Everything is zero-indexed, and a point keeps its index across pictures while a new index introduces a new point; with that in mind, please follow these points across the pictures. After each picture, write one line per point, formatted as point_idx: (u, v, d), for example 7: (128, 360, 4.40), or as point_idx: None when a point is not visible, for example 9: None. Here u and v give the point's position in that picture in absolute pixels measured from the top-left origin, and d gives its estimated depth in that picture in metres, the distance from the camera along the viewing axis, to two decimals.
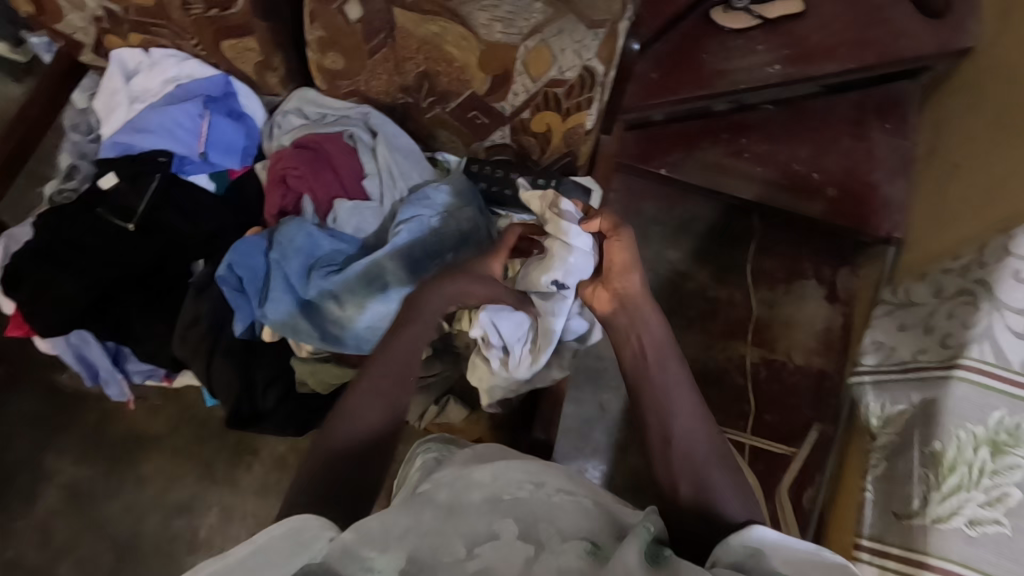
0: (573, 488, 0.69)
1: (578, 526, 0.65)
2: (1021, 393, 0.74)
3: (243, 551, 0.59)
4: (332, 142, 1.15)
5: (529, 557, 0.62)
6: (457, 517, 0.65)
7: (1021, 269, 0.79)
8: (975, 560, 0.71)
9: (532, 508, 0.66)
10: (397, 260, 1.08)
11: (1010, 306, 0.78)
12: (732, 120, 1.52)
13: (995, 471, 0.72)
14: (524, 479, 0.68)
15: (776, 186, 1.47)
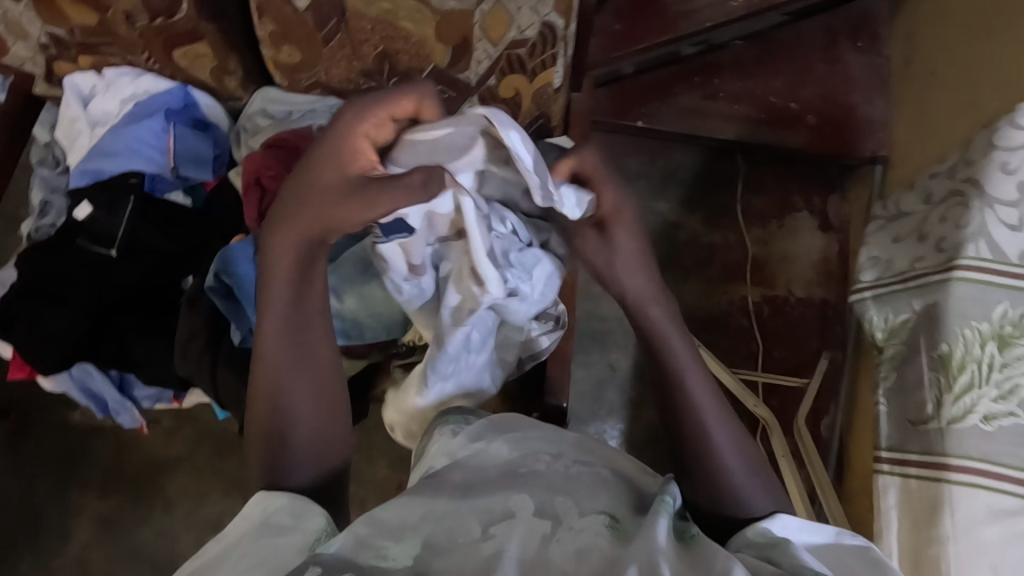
0: (588, 461, 0.72)
1: (596, 502, 0.65)
2: (1019, 285, 0.74)
3: (244, 530, 0.61)
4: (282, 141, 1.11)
5: (547, 532, 0.61)
6: (474, 495, 0.66)
7: (1008, 161, 0.78)
8: (993, 454, 0.72)
9: (548, 481, 0.67)
10: None
11: (1000, 201, 0.78)
12: (703, 61, 1.49)
13: (1005, 364, 0.73)
14: (546, 453, 0.72)
15: (757, 122, 1.46)
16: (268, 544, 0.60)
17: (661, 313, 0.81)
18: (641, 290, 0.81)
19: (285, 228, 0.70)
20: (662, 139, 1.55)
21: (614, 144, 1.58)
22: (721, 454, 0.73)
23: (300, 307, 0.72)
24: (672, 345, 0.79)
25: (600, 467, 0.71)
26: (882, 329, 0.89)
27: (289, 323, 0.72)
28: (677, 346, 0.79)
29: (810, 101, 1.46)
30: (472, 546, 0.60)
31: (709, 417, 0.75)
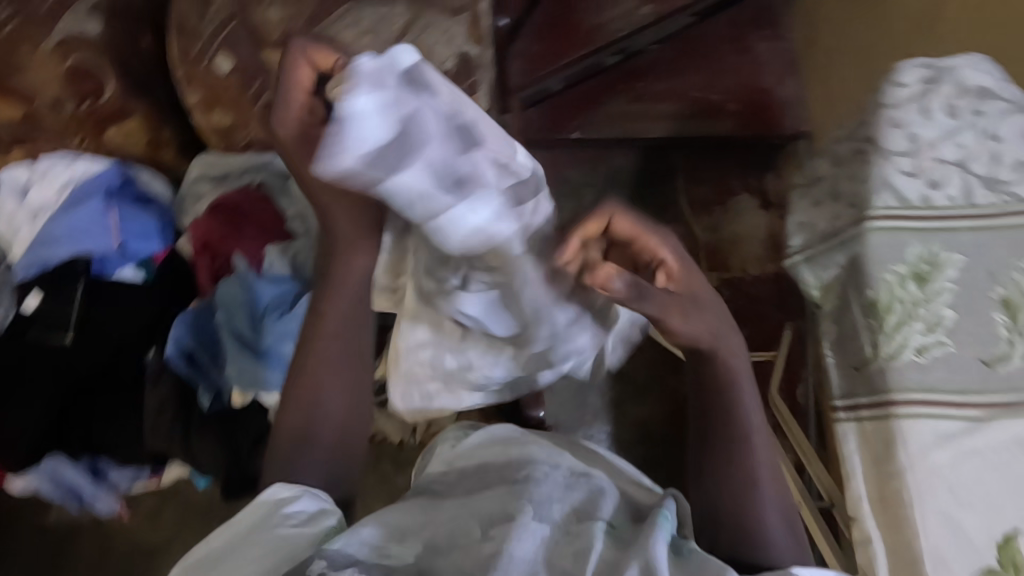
0: (587, 475, 0.76)
1: (595, 509, 0.68)
2: (921, 225, 0.79)
3: (250, 518, 0.66)
4: (246, 197, 1.11)
5: (544, 532, 0.63)
6: (473, 507, 0.69)
7: (896, 116, 0.84)
8: (932, 384, 0.73)
9: (547, 493, 0.70)
10: None
11: (896, 152, 0.83)
12: (625, 69, 1.57)
13: (927, 298, 0.76)
14: (547, 463, 0.77)
15: (685, 117, 1.54)
16: (275, 536, 0.64)
17: (740, 371, 0.73)
18: (713, 370, 0.73)
19: (353, 268, 0.80)
20: (601, 147, 1.62)
21: (558, 158, 1.64)
22: (758, 491, 0.71)
23: (343, 364, 0.79)
24: (739, 399, 0.73)
25: (601, 483, 0.75)
26: (816, 288, 0.87)
27: (337, 377, 0.79)
28: (747, 393, 0.74)
29: (729, 92, 1.55)
30: (472, 547, 0.62)
31: (753, 456, 0.72)
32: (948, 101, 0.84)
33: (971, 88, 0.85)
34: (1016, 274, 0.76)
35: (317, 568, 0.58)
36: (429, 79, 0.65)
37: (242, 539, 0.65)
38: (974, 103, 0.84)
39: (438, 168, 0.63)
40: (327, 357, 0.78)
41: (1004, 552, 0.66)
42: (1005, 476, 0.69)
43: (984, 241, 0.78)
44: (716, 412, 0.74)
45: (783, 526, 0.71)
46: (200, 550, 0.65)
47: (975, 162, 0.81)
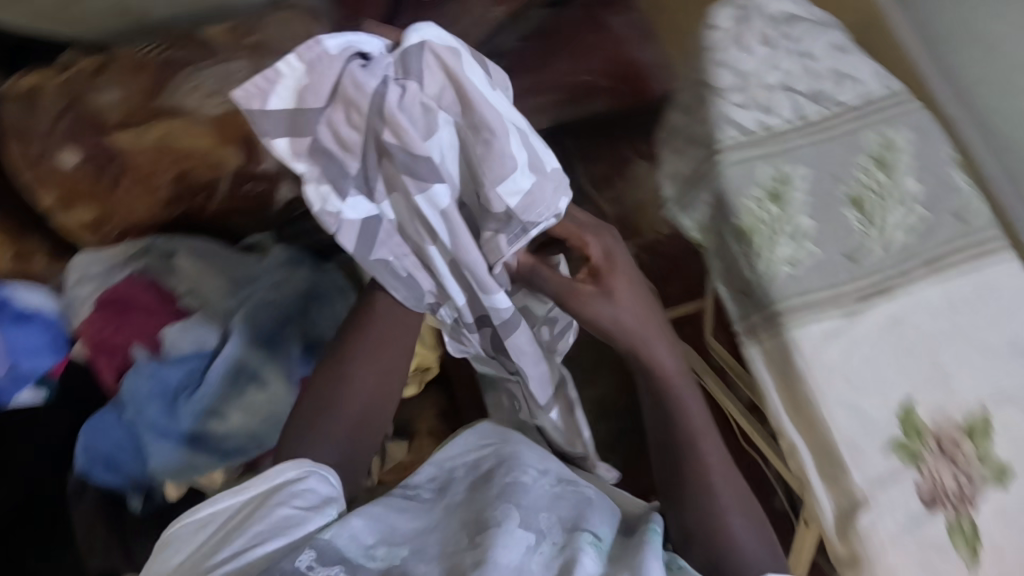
0: (573, 481, 0.74)
1: (580, 518, 0.65)
2: (763, 151, 0.85)
3: (260, 486, 0.65)
4: (131, 285, 1.05)
5: (530, 544, 0.60)
6: (462, 514, 0.66)
7: (721, 57, 0.89)
8: (808, 289, 0.78)
9: (533, 500, 0.67)
10: (240, 341, 0.98)
11: (725, 88, 0.88)
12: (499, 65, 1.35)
13: (787, 213, 0.82)
14: (529, 470, 0.72)
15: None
16: (276, 522, 0.61)
17: (672, 374, 0.74)
18: (645, 374, 0.75)
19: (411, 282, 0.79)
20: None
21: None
22: (719, 500, 0.69)
23: (389, 370, 0.77)
24: (680, 405, 0.73)
25: (590, 492, 0.72)
26: (695, 230, 0.88)
27: (374, 376, 0.76)
28: (684, 400, 0.74)
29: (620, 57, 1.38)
30: (459, 555, 0.58)
31: (707, 462, 0.71)
32: (761, 33, 0.91)
33: (777, 17, 0.92)
34: (854, 170, 0.83)
35: (306, 561, 0.56)
36: (419, 65, 0.62)
37: (245, 516, 0.63)
38: (784, 30, 0.91)
39: (401, 153, 0.63)
40: (367, 349, 0.76)
41: (906, 422, 0.72)
42: (888, 353, 0.75)
43: (821, 148, 0.85)
44: (658, 420, 0.74)
45: (754, 535, 0.67)
46: (211, 506, 0.65)
47: (797, 82, 0.88)
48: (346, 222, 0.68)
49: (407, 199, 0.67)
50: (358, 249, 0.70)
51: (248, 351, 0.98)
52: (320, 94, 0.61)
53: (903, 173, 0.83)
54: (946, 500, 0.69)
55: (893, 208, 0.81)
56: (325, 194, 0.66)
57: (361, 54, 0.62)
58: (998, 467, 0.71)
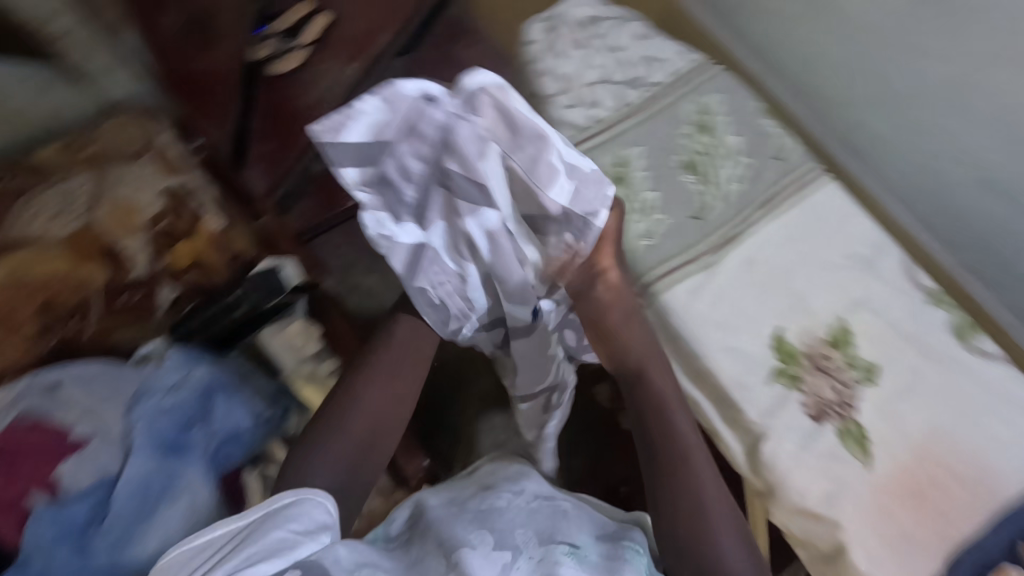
0: (553, 497, 0.74)
1: (557, 530, 0.67)
2: (599, 141, 0.91)
3: (254, 514, 0.57)
4: (10, 432, 0.82)
5: (505, 562, 0.61)
6: (438, 537, 0.65)
7: (543, 68, 0.97)
8: (667, 255, 0.83)
9: (508, 519, 0.68)
10: (145, 451, 0.84)
11: (552, 94, 0.95)
12: None
13: (632, 192, 0.88)
14: (506, 491, 0.73)
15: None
16: (270, 546, 0.52)
17: (667, 389, 0.69)
18: (639, 396, 0.69)
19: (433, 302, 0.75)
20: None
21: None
22: (709, 515, 0.61)
23: (400, 400, 0.71)
24: (669, 420, 0.67)
25: (566, 504, 0.74)
26: None
27: (386, 396, 0.70)
28: (675, 413, 0.67)
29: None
30: None
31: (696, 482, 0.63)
32: (570, 38, 0.98)
33: (582, 20, 0.99)
34: (681, 139, 0.91)
35: None
36: (480, 106, 0.61)
37: (239, 540, 0.54)
38: (590, 30, 0.98)
39: (462, 181, 0.62)
40: (380, 370, 0.71)
41: (779, 350, 0.78)
42: (747, 295, 0.81)
43: (647, 126, 0.92)
44: (644, 434, 0.67)
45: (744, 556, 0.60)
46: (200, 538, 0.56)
47: (613, 74, 0.96)
48: (397, 246, 0.65)
49: (457, 224, 0.64)
50: (403, 275, 0.66)
51: (152, 460, 0.84)
52: (392, 129, 0.62)
53: (722, 131, 0.91)
54: (829, 412, 0.75)
55: (722, 163, 0.89)
56: (380, 220, 0.65)
57: (428, 96, 0.62)
58: (866, 368, 0.77)
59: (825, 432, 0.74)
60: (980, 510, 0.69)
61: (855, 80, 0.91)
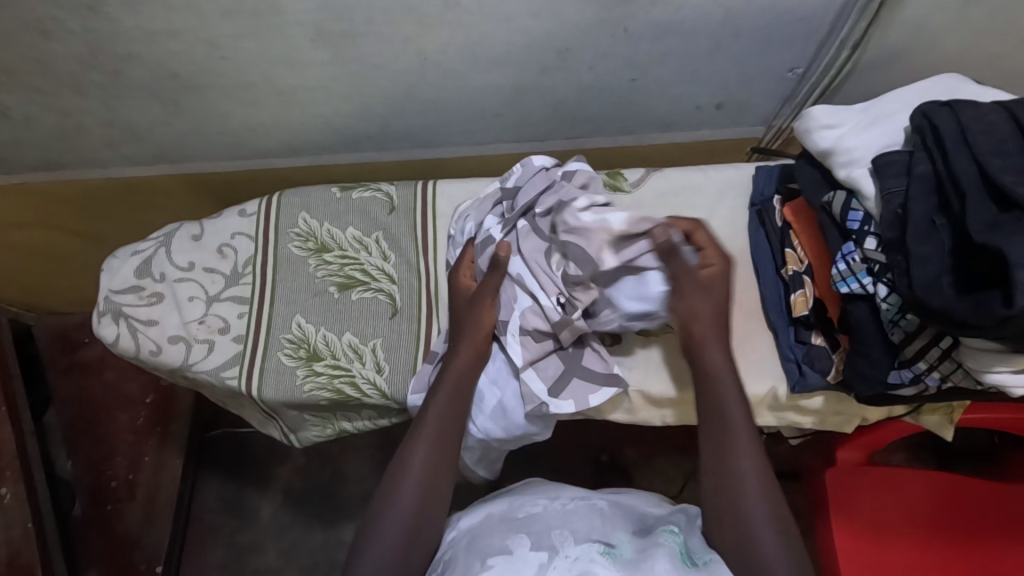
0: (586, 496, 0.70)
1: (588, 530, 0.64)
2: (264, 347, 0.83)
3: None
4: None
5: (544, 564, 0.60)
6: (479, 553, 0.63)
7: (147, 348, 0.84)
8: (405, 368, 0.81)
9: (545, 520, 0.65)
10: None
11: (181, 361, 0.83)
12: (91, 495, 1.23)
13: (333, 355, 0.82)
14: (540, 498, 0.70)
15: (163, 436, 1.26)
16: None
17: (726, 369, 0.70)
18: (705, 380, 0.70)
19: (461, 358, 0.73)
20: (186, 512, 1.27)
21: None
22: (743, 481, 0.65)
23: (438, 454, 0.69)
24: (717, 403, 0.69)
25: (601, 499, 0.69)
26: (318, 438, 0.89)
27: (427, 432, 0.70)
28: (723, 396, 0.69)
29: None
30: None
31: (734, 454, 0.66)
32: (142, 304, 0.85)
33: (132, 282, 0.86)
34: (318, 273, 0.86)
35: None
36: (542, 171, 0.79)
37: None
38: (149, 281, 0.86)
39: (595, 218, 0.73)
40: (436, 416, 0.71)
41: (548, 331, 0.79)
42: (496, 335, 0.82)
43: (283, 294, 0.85)
44: (705, 423, 0.69)
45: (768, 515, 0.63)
46: None
47: (208, 289, 0.86)
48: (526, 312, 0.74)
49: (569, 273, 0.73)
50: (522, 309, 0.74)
51: None
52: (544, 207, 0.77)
53: (338, 236, 0.87)
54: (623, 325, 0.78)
55: (366, 255, 0.86)
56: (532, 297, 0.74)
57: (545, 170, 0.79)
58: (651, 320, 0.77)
59: (632, 342, 0.77)
60: (748, 278, 0.78)
61: (365, 113, 0.88)
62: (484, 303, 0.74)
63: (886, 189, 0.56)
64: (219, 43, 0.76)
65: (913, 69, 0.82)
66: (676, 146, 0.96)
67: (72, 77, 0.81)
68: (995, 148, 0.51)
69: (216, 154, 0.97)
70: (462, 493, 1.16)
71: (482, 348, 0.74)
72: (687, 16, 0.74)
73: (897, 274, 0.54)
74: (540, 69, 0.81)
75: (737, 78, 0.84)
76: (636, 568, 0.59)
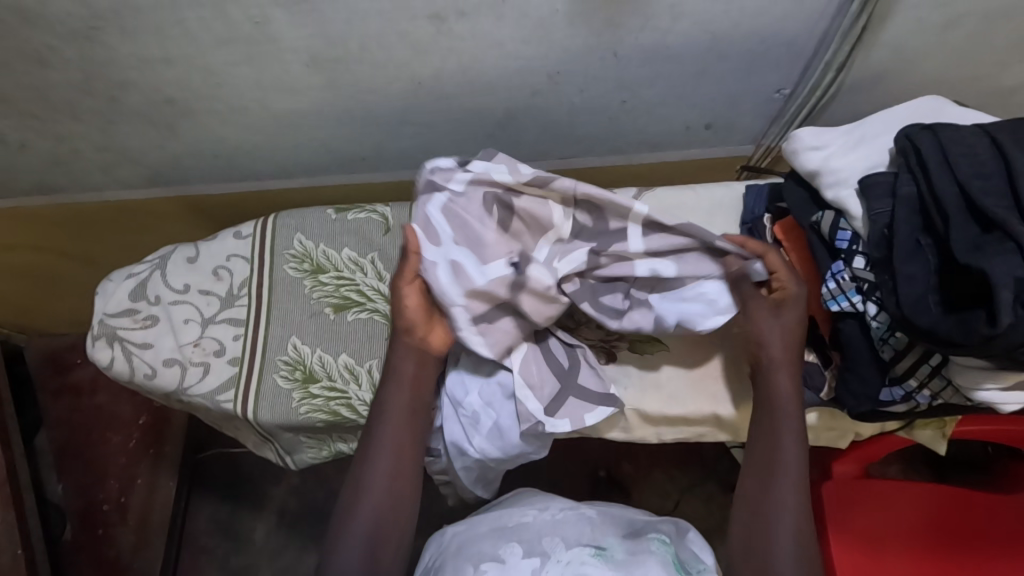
0: (574, 504, 0.69)
1: (580, 537, 0.65)
2: (258, 368, 0.83)
3: None
4: None
5: (536, 569, 0.61)
6: (472, 558, 0.63)
7: (142, 371, 0.84)
8: None
9: (535, 528, 0.66)
10: None
11: (177, 384, 0.84)
12: (81, 519, 1.22)
13: (330, 377, 0.82)
14: (530, 507, 0.69)
15: (155, 458, 1.26)
16: None
17: (790, 397, 0.68)
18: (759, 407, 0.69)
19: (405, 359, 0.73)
20: (179, 535, 1.24)
21: None
22: (776, 510, 0.66)
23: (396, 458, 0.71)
24: (775, 433, 0.68)
25: (590, 509, 0.68)
26: (315, 460, 0.89)
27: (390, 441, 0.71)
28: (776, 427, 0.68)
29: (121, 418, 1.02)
30: None
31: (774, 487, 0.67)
32: (137, 328, 0.85)
33: (126, 305, 0.86)
34: (313, 295, 0.86)
35: None
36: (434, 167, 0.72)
37: None
38: (143, 304, 0.86)
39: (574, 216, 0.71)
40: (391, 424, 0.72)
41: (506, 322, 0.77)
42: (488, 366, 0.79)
43: (279, 316, 0.85)
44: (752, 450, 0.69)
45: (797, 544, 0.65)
46: None
47: (204, 312, 0.86)
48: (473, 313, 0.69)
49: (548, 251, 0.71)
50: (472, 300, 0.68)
51: None
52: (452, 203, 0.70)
53: (334, 257, 0.87)
54: (615, 341, 0.78)
55: (362, 276, 0.87)
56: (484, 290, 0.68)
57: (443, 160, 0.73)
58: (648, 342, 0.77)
59: (624, 360, 0.77)
60: None
61: (359, 136, 0.89)
62: (404, 291, 0.73)
63: (871, 211, 0.58)
64: (214, 70, 0.77)
65: (897, 88, 0.83)
66: (666, 165, 0.98)
67: (68, 103, 0.81)
68: (976, 171, 0.53)
69: (210, 176, 0.98)
70: (458, 511, 1.15)
71: (416, 344, 0.73)
72: (674, 41, 0.76)
73: (885, 293, 0.55)
74: (531, 91, 0.82)
75: (724, 99, 0.86)
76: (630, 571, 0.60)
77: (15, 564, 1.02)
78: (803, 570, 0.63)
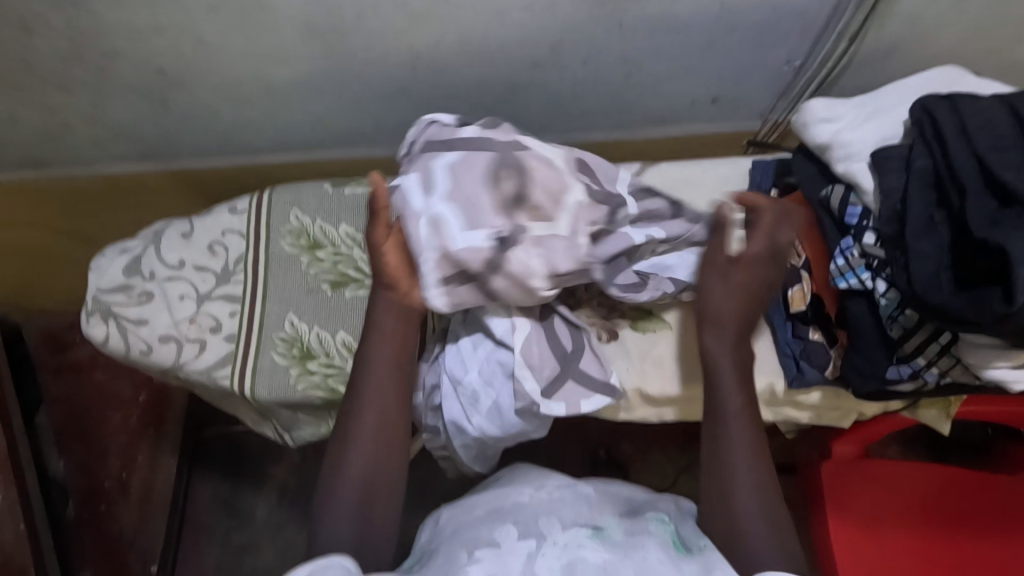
0: (571, 484, 0.70)
1: (576, 519, 0.63)
2: (254, 344, 0.82)
3: None
4: None
5: (532, 551, 0.59)
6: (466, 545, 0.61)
7: (139, 348, 0.83)
8: None
9: (531, 509, 0.65)
10: None
11: (173, 361, 0.82)
12: (82, 497, 1.22)
13: (327, 354, 0.81)
14: (527, 487, 0.69)
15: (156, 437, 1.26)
16: None
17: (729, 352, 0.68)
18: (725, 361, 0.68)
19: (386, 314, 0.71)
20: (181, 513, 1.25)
21: None
22: (736, 467, 0.63)
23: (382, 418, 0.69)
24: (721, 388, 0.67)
25: (587, 487, 0.69)
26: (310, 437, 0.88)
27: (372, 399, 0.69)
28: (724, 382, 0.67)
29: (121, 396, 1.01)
30: None
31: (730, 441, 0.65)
32: (132, 303, 0.84)
33: (121, 281, 0.84)
34: (310, 271, 0.84)
35: None
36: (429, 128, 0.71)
37: None
38: (138, 280, 0.84)
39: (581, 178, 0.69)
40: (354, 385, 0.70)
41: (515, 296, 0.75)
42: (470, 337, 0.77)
43: (276, 292, 0.83)
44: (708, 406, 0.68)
45: (758, 498, 0.62)
46: None
47: (200, 288, 0.85)
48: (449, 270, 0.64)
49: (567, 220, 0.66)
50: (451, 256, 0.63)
51: None
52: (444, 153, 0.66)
53: (330, 233, 0.86)
54: (618, 319, 0.77)
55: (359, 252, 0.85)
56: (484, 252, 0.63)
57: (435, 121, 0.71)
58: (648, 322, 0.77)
59: (626, 339, 0.77)
60: None
61: (356, 109, 0.87)
62: (382, 245, 0.68)
63: (884, 184, 0.56)
64: (206, 39, 0.75)
65: (910, 61, 0.81)
66: (671, 141, 0.95)
67: (56, 74, 0.79)
68: (994, 145, 0.51)
69: (205, 151, 0.95)
70: (457, 489, 1.15)
71: (399, 299, 0.71)
72: (681, 11, 0.73)
73: (897, 270, 0.54)
74: (534, 63, 0.80)
75: (732, 73, 0.83)
76: (628, 553, 0.57)
77: (17, 540, 1.02)
78: (769, 527, 0.60)
